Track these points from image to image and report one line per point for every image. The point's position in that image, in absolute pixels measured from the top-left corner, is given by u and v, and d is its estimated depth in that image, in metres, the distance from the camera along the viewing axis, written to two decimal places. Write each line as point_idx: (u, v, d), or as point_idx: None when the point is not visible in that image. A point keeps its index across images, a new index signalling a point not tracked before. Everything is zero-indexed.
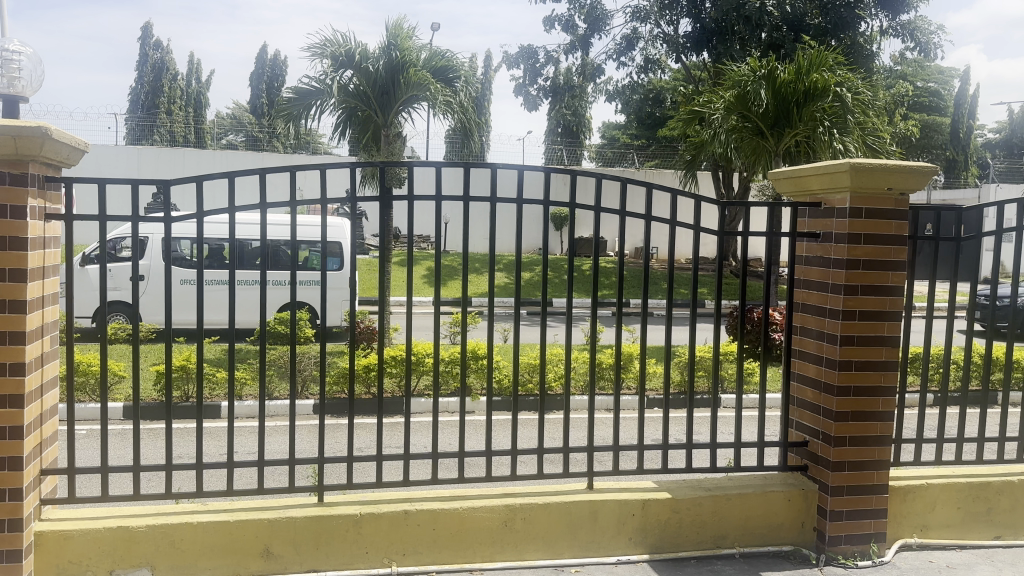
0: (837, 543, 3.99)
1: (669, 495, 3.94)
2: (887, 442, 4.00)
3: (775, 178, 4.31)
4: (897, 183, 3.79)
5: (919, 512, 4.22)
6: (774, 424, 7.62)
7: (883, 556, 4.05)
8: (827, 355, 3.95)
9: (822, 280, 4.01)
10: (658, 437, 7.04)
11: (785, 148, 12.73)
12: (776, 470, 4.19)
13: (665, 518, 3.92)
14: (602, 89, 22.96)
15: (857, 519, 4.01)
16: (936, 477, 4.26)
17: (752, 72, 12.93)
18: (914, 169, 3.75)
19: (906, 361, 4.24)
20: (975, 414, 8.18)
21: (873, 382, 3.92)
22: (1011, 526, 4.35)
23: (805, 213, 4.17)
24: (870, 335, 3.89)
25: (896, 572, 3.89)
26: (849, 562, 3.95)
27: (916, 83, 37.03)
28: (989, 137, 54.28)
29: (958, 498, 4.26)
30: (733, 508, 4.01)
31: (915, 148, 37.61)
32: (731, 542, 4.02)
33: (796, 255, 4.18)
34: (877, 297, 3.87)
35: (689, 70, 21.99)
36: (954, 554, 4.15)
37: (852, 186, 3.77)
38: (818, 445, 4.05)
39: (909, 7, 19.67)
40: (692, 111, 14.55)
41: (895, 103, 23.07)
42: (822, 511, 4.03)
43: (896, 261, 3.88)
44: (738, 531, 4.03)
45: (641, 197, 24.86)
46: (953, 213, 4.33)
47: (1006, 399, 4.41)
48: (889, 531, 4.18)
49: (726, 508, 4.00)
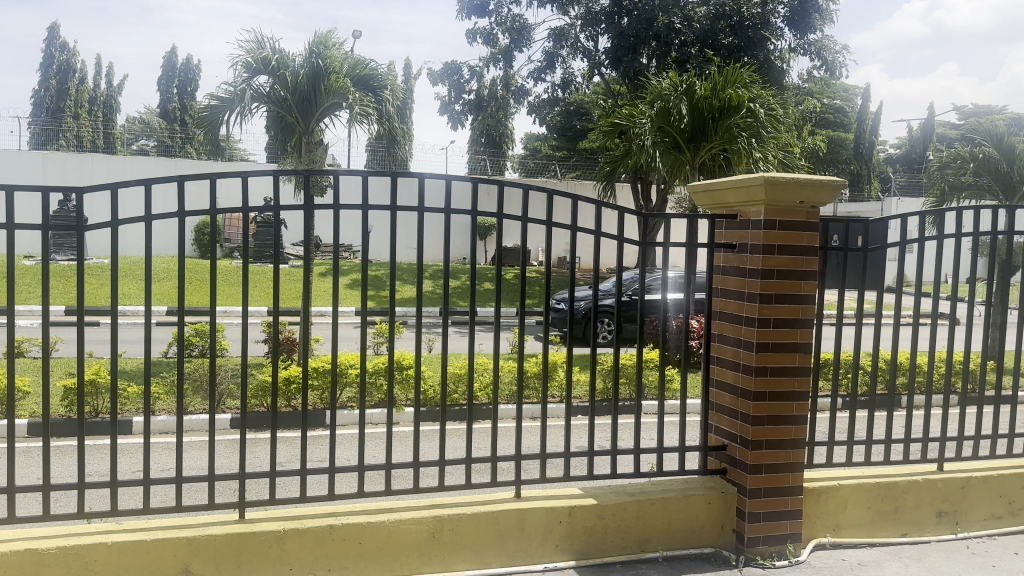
0: (756, 543, 4.11)
1: (594, 500, 4.00)
2: (800, 445, 4.16)
3: (693, 190, 4.45)
4: (808, 197, 3.97)
5: (832, 512, 4.39)
6: (694, 429, 7.84)
7: (799, 555, 4.20)
8: (744, 361, 4.09)
9: (739, 289, 4.14)
10: (582, 445, 7.15)
11: (701, 160, 13.14)
12: (697, 474, 4.30)
13: (590, 524, 3.97)
14: (524, 101, 23.21)
15: (773, 521, 4.15)
16: (846, 479, 4.45)
17: (672, 86, 13.31)
18: (823, 183, 3.93)
19: (817, 368, 4.42)
20: (881, 417, 8.61)
21: (787, 388, 4.08)
22: (917, 523, 4.58)
23: (721, 225, 4.32)
24: (783, 342, 4.05)
25: (812, 571, 4.05)
26: (767, 562, 4.09)
27: (823, 101, 38.76)
28: (890, 153, 57.21)
29: (868, 498, 4.46)
30: (656, 512, 4.10)
31: (822, 163, 39.38)
32: (654, 546, 4.11)
33: (713, 266, 4.31)
34: (790, 305, 4.04)
35: (608, 85, 22.44)
36: (864, 552, 4.35)
37: (765, 200, 3.93)
38: (736, 449, 4.19)
39: (814, 28, 20.60)
40: (613, 124, 14.83)
41: (803, 120, 24.13)
42: (740, 514, 4.15)
43: (807, 271, 4.05)
44: (661, 535, 4.12)
45: (564, 207, 25.22)
46: (860, 224, 4.50)
47: (912, 403, 4.60)
48: (805, 531, 4.35)
49: (649, 513, 4.08)
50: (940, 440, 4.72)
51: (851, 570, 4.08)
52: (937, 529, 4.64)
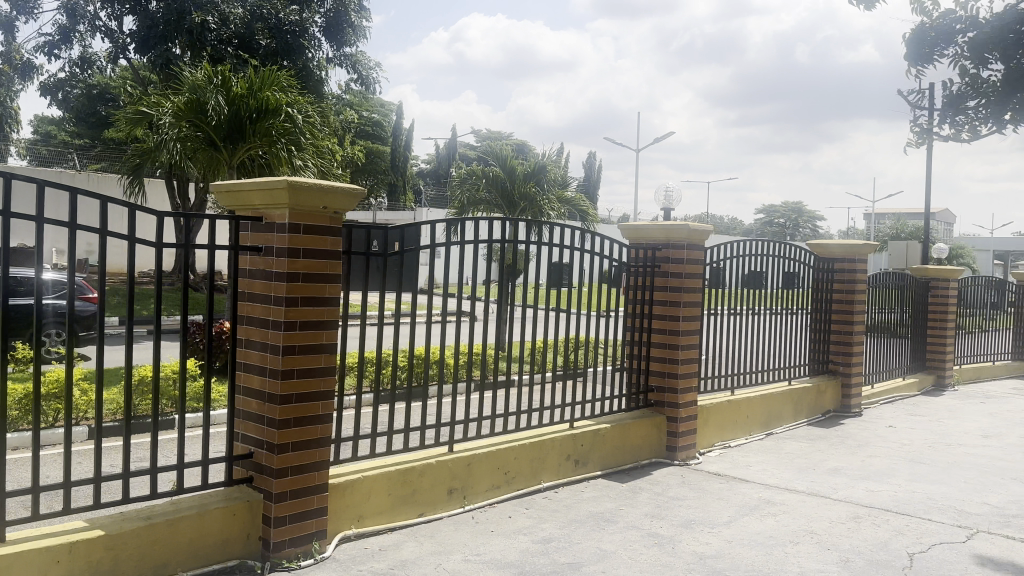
0: (281, 547, 4.12)
1: (100, 532, 3.56)
2: (326, 443, 4.27)
3: (218, 190, 4.28)
4: (330, 203, 4.08)
5: (357, 503, 4.61)
6: (228, 438, 7.56)
7: (325, 552, 4.32)
8: (270, 366, 4.05)
9: (265, 292, 4.09)
10: (96, 470, 6.37)
11: (239, 161, 12.78)
12: (222, 485, 4.12)
13: (95, 559, 3.53)
14: (28, 79, 19.95)
15: (299, 522, 4.19)
16: (369, 469, 4.71)
17: (206, 79, 12.68)
18: (343, 190, 4.08)
19: (343, 368, 4.58)
20: (408, 408, 9.37)
21: (311, 388, 4.15)
22: (431, 502, 5.06)
23: (247, 226, 4.21)
24: (309, 343, 4.11)
25: (337, 565, 4.19)
26: (293, 564, 4.13)
27: (361, 114, 40.90)
28: (421, 168, 62.78)
29: (389, 485, 4.78)
30: (175, 534, 3.82)
31: (362, 173, 41.51)
32: (172, 570, 3.82)
33: (240, 269, 4.18)
34: (316, 307, 4.13)
35: (135, 72, 20.51)
36: (385, 538, 4.66)
37: (289, 203, 3.94)
38: (262, 454, 4.14)
39: (349, 42, 21.55)
40: (139, 114, 13.57)
41: (344, 130, 25.19)
42: (267, 520, 4.12)
43: (331, 274, 4.19)
44: (181, 557, 3.85)
45: (83, 204, 22.34)
46: (381, 232, 4.85)
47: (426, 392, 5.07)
48: (331, 527, 4.48)
49: (167, 535, 3.79)
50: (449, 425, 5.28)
51: (373, 557, 4.34)
52: (447, 504, 5.18)
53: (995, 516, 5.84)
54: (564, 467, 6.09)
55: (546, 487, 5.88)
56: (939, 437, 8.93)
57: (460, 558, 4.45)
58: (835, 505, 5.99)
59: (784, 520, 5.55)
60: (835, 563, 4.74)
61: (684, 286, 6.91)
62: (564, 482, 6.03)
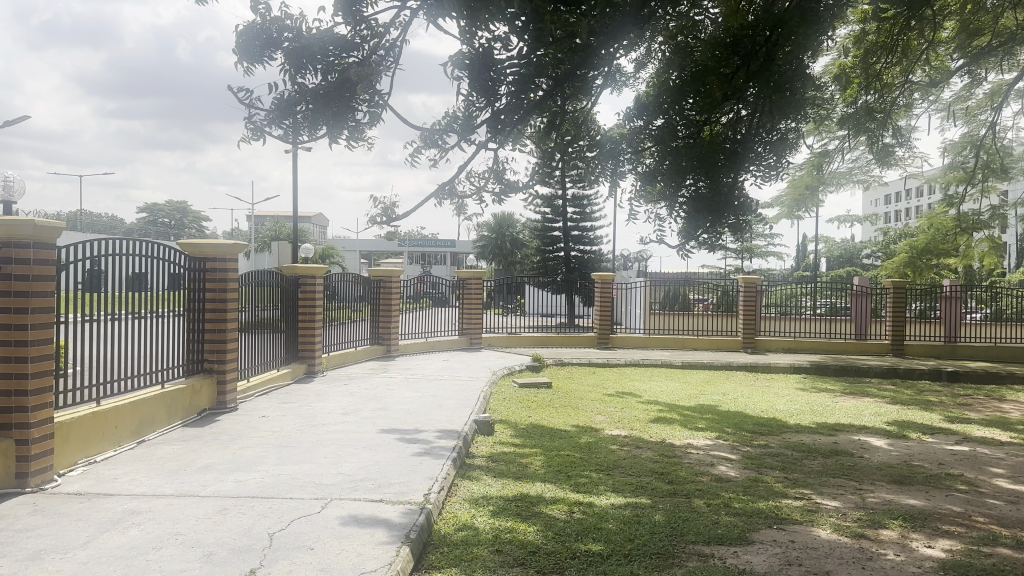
0: (30, 479, 5.46)
1: None
2: (36, 404, 5.54)
3: None
4: (44, 238, 5.60)
5: (16, 462, 5.42)
6: None
7: (52, 480, 5.65)
8: None
9: None
10: None
11: None
12: None
13: None
14: None
15: (35, 459, 5.50)
16: (35, 430, 5.52)
17: None
18: (53, 229, 5.62)
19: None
20: None
21: (15, 367, 5.46)
22: (64, 458, 5.98)
23: None
24: (13, 338, 5.47)
25: (38, 504, 5.14)
26: (45, 485, 5.53)
27: None
28: None
29: (42, 442, 5.60)
30: None
31: None
32: None
33: None
34: (16, 313, 5.48)
35: None
36: (51, 484, 5.56)
37: (31, 233, 5.47)
38: None
39: None
40: None
41: None
42: (24, 458, 5.43)
43: (31, 291, 5.53)
44: None
45: None
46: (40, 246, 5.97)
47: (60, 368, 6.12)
48: (31, 477, 5.46)
49: None
50: (65, 390, 6.29)
51: (61, 496, 5.34)
52: (74, 460, 6.11)
53: (436, 414, 9.22)
54: (147, 426, 7.39)
55: (137, 441, 7.11)
56: (380, 381, 12.37)
57: (126, 481, 5.76)
58: (346, 421, 8.67)
59: (324, 431, 7.99)
60: (374, 445, 7.37)
61: (228, 280, 8.80)
62: (149, 437, 7.34)
